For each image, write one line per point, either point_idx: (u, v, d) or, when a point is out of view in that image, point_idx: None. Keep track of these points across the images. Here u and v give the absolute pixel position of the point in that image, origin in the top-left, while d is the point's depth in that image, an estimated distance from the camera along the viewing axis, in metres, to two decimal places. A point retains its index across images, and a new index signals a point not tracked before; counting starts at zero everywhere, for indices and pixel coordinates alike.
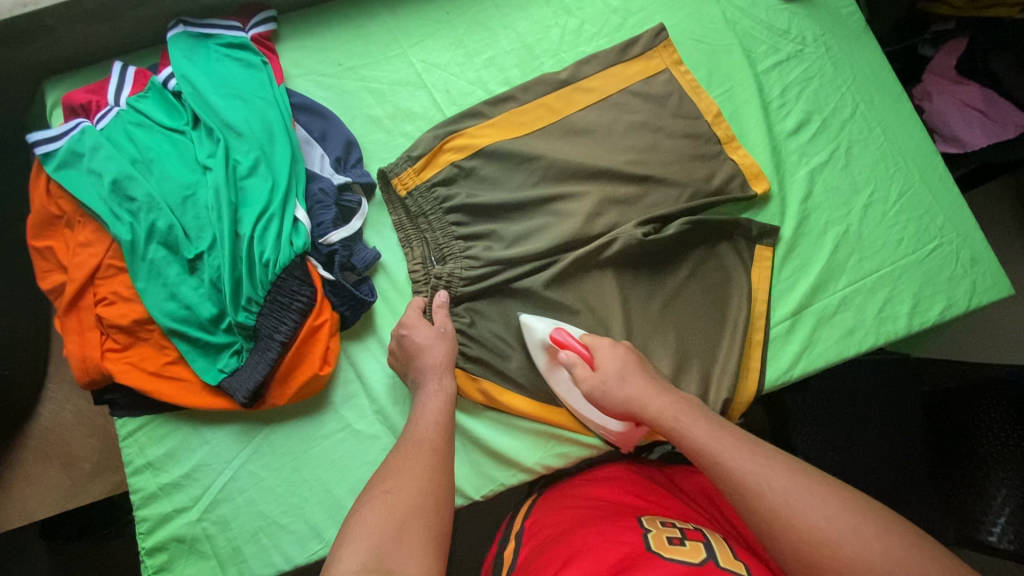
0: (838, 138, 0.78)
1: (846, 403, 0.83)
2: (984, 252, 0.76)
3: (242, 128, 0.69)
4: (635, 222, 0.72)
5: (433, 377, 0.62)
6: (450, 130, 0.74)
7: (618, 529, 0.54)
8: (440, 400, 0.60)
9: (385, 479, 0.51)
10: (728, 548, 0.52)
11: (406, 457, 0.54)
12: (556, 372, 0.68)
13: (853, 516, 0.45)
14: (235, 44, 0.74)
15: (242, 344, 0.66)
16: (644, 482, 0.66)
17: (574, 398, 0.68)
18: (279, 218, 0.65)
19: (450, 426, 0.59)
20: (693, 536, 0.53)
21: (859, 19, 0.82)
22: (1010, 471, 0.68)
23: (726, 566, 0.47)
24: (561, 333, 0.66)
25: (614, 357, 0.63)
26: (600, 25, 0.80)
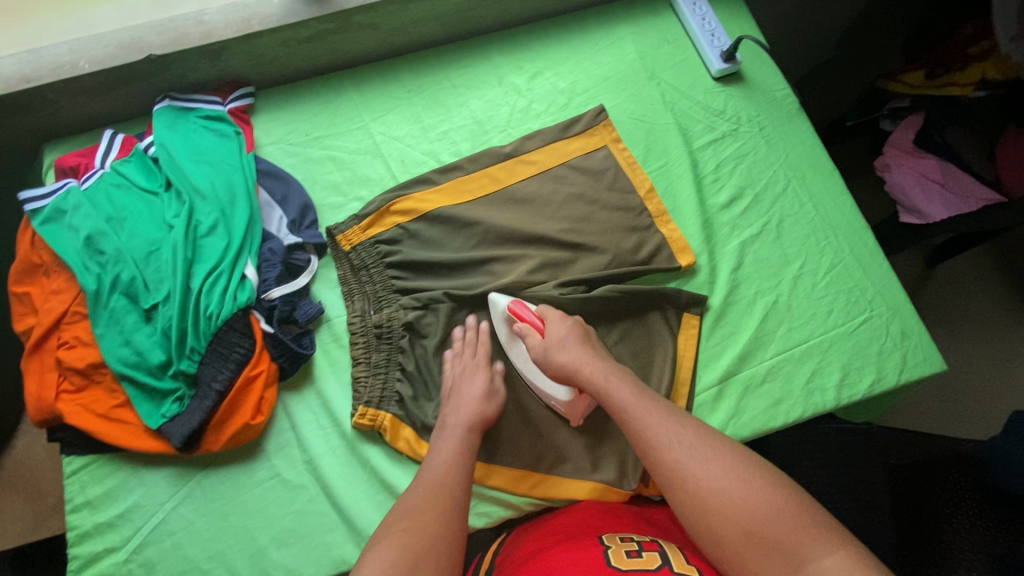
0: (770, 212, 0.81)
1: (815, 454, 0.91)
2: (914, 326, 0.77)
3: (207, 191, 0.76)
4: (556, 282, 0.77)
5: (459, 431, 0.65)
6: (398, 194, 0.80)
7: (585, 550, 0.56)
8: (455, 445, 0.63)
9: (399, 516, 0.55)
10: (680, 553, 0.56)
11: (415, 498, 0.57)
12: (514, 345, 0.74)
13: (742, 479, 0.52)
14: (213, 116, 0.83)
15: (184, 391, 0.70)
16: (605, 514, 0.66)
17: (529, 369, 0.73)
18: (228, 275, 0.71)
19: (464, 469, 0.62)
20: (650, 546, 0.56)
21: (793, 102, 0.88)
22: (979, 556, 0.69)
23: (680, 570, 0.52)
24: (519, 304, 0.72)
25: (579, 345, 0.67)
26: (547, 104, 0.87)
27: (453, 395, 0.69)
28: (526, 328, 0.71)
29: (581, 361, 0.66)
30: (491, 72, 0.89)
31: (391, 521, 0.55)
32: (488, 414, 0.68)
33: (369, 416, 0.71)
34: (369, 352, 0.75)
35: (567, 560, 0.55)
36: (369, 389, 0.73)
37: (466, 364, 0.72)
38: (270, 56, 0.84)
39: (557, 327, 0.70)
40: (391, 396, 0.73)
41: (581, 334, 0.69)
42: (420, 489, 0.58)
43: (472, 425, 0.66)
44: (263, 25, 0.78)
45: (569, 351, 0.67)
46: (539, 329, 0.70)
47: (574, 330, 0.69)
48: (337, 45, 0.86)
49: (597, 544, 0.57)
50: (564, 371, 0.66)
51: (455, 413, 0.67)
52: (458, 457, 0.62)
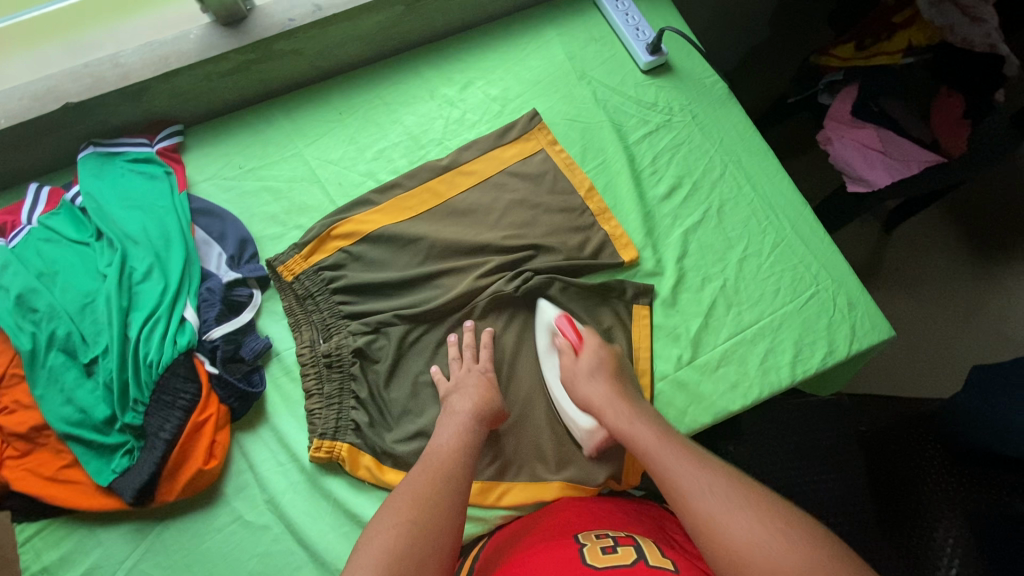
0: (710, 198, 0.82)
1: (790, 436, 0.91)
2: (860, 295, 0.78)
3: (140, 237, 0.74)
4: (508, 277, 0.77)
5: (465, 419, 0.65)
6: (338, 219, 0.79)
7: (560, 548, 0.57)
8: (458, 431, 0.63)
9: (398, 503, 0.54)
10: (656, 547, 0.57)
11: (417, 480, 0.57)
12: (550, 357, 0.74)
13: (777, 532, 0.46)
14: (141, 158, 0.81)
15: (133, 443, 0.68)
16: (579, 509, 0.66)
17: (559, 391, 0.73)
18: (166, 319, 0.69)
19: (466, 455, 0.61)
20: (625, 541, 0.57)
21: (722, 88, 0.89)
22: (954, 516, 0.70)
23: (655, 563, 0.53)
24: (568, 320, 0.73)
25: (620, 412, 0.63)
26: (481, 113, 0.87)
27: (458, 388, 0.69)
28: (564, 343, 0.72)
29: (627, 427, 0.61)
30: (422, 86, 0.89)
31: (390, 508, 0.54)
32: (493, 408, 0.68)
33: (325, 448, 0.70)
34: (321, 383, 0.73)
35: (543, 561, 0.55)
36: (324, 421, 0.71)
37: (465, 364, 0.72)
38: (193, 93, 0.82)
39: (594, 374, 0.68)
40: (346, 425, 0.72)
41: (616, 387, 0.66)
42: (421, 474, 0.57)
43: (476, 414, 0.66)
44: (180, 62, 0.77)
45: (610, 420, 0.63)
46: (576, 347, 0.71)
47: (604, 394, 0.65)
48: (262, 75, 0.85)
49: (573, 542, 0.57)
50: (587, 403, 0.67)
51: (460, 402, 0.67)
52: (461, 444, 0.62)
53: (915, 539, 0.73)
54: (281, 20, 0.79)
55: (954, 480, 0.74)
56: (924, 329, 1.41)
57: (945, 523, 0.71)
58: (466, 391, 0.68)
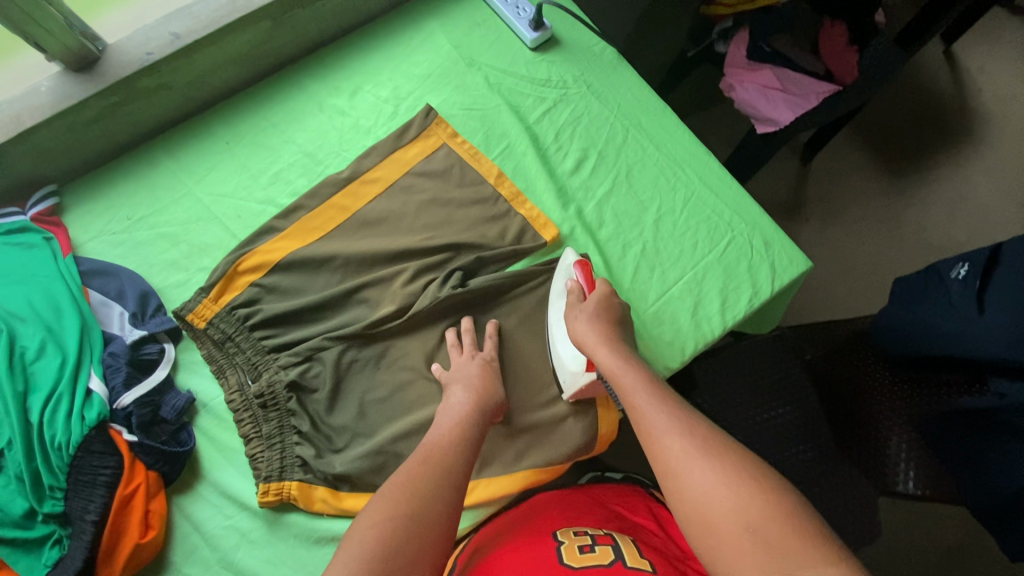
0: (617, 165, 0.82)
1: (744, 378, 0.89)
2: (775, 234, 0.80)
3: (25, 312, 0.68)
4: (437, 281, 0.75)
5: (473, 407, 0.64)
6: (243, 251, 0.75)
7: (538, 545, 0.58)
8: (458, 421, 0.63)
9: (388, 494, 0.54)
10: (634, 547, 0.58)
11: (410, 472, 0.56)
12: (556, 299, 0.74)
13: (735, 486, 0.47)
14: (13, 228, 0.74)
15: (60, 531, 0.62)
16: (563, 504, 0.67)
17: (557, 329, 0.72)
18: (69, 396, 0.64)
19: (466, 444, 0.60)
20: (603, 540, 0.58)
21: (611, 53, 0.89)
22: (907, 428, 0.82)
23: (633, 564, 0.53)
24: (585, 269, 0.70)
25: (614, 353, 0.62)
26: (375, 117, 0.85)
27: (456, 377, 0.68)
28: (574, 286, 0.70)
29: (616, 369, 0.61)
30: (310, 100, 0.85)
31: (382, 497, 0.53)
32: (496, 400, 0.67)
33: (272, 491, 0.66)
34: (258, 426, 0.69)
35: (522, 557, 0.57)
36: (267, 463, 0.67)
37: (468, 351, 0.71)
38: (59, 148, 0.76)
39: (597, 321, 0.66)
40: (292, 463, 0.68)
41: (609, 331, 0.65)
42: (415, 466, 0.57)
43: (481, 404, 0.65)
44: (35, 118, 0.71)
45: (602, 360, 0.63)
46: (586, 291, 0.70)
47: (598, 337, 0.64)
48: (133, 117, 0.79)
49: (552, 540, 0.59)
50: (581, 343, 0.65)
51: (462, 388, 0.67)
52: (461, 437, 0.61)
53: (877, 453, 0.82)
54: (138, 55, 0.73)
55: (900, 392, 0.84)
56: (851, 250, 1.49)
57: (898, 433, 0.82)
58: (468, 377, 0.68)
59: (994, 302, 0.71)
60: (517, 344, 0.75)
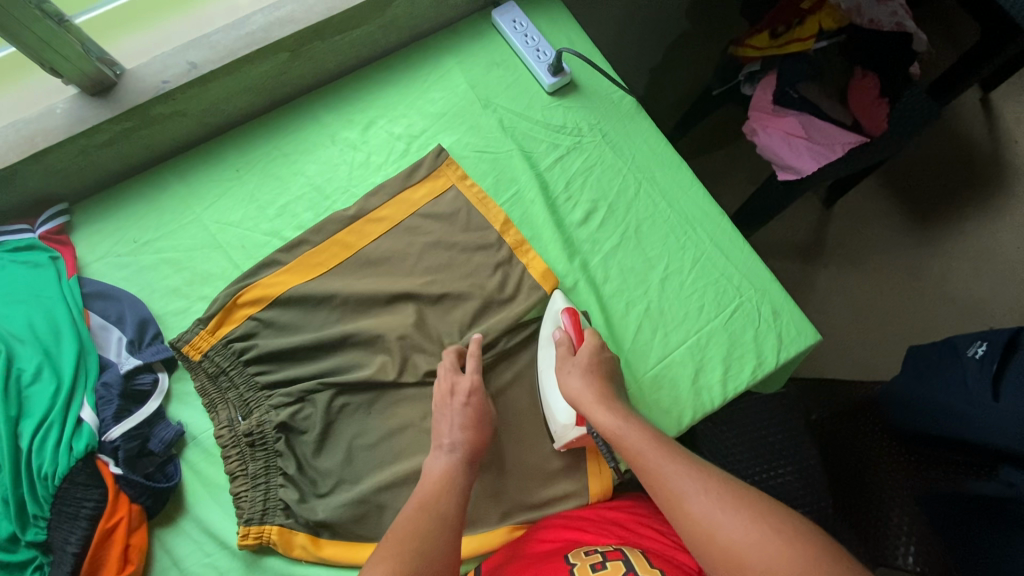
0: (627, 219, 0.81)
1: (753, 432, 0.84)
2: (785, 303, 0.77)
3: (25, 334, 0.69)
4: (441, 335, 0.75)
5: (461, 455, 0.64)
6: (243, 284, 0.75)
7: (550, 569, 0.58)
8: (445, 471, 0.63)
9: (395, 540, 0.56)
10: (644, 558, 0.58)
11: (407, 522, 0.58)
12: (546, 347, 0.74)
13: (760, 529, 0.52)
14: (22, 246, 0.75)
15: (42, 558, 0.63)
16: (575, 518, 0.67)
17: (548, 386, 0.71)
18: (60, 425, 0.65)
19: (454, 493, 0.62)
20: (614, 555, 0.57)
21: (630, 101, 0.87)
22: (909, 500, 0.78)
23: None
24: (573, 317, 0.71)
25: (611, 414, 0.63)
26: (386, 154, 0.84)
27: (442, 422, 0.66)
28: (563, 337, 0.70)
29: (617, 430, 0.62)
30: (322, 132, 0.85)
31: (382, 551, 0.56)
32: (480, 443, 0.66)
33: (253, 534, 0.66)
34: (245, 464, 0.69)
35: None
36: (250, 504, 0.67)
37: (460, 385, 0.68)
38: (72, 168, 0.77)
39: (589, 373, 0.66)
40: (275, 505, 0.68)
41: (603, 390, 0.65)
42: (411, 511, 0.59)
43: (468, 451, 0.65)
44: (48, 140, 0.71)
45: (602, 422, 0.63)
46: (575, 343, 0.70)
47: (594, 397, 0.64)
48: (146, 140, 0.80)
49: (564, 560, 0.58)
50: (574, 400, 0.65)
51: (451, 433, 0.65)
52: (449, 487, 0.62)
53: (876, 527, 0.77)
54: (155, 83, 0.74)
55: (904, 465, 0.81)
56: (868, 301, 1.45)
57: (900, 505, 0.77)
58: (456, 425, 0.66)
59: (1009, 388, 0.68)
60: (510, 398, 0.74)
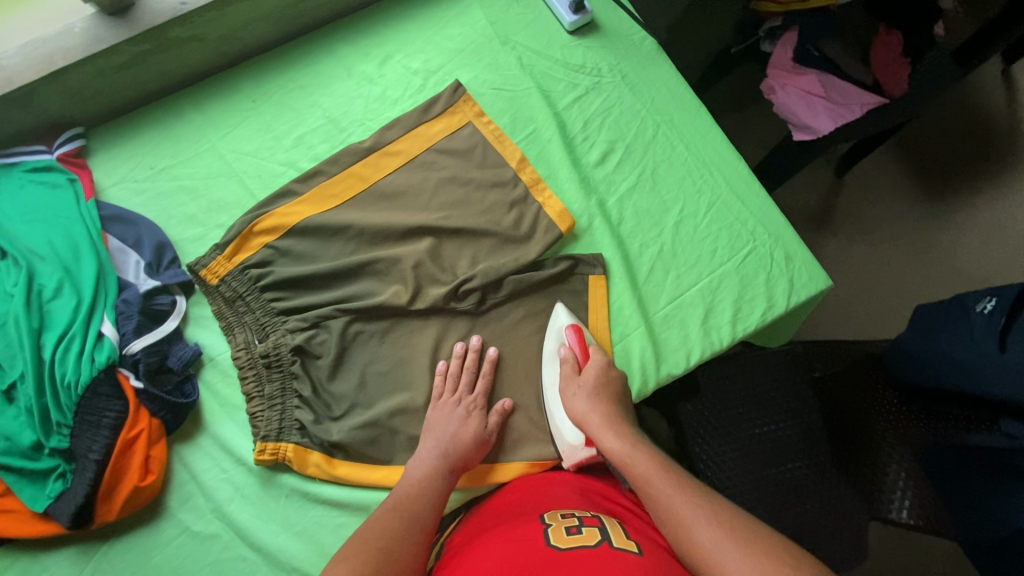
0: (643, 162, 0.80)
1: (752, 382, 0.82)
2: (798, 248, 0.78)
3: (46, 251, 0.69)
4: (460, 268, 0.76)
5: (441, 460, 0.64)
6: (260, 213, 0.75)
7: (523, 529, 0.56)
8: (427, 471, 0.63)
9: (360, 539, 0.54)
10: (621, 529, 0.56)
11: (382, 516, 0.57)
12: (551, 361, 0.73)
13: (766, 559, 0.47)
14: (40, 167, 0.76)
15: (65, 466, 0.64)
16: (547, 483, 0.67)
17: (554, 403, 0.72)
18: (81, 337, 0.66)
19: (432, 494, 0.61)
20: (590, 521, 0.56)
21: (651, 43, 0.86)
22: (905, 454, 0.80)
23: (619, 545, 0.51)
24: (577, 334, 0.71)
25: (619, 439, 0.63)
26: (402, 88, 0.83)
27: (433, 424, 0.68)
28: (567, 354, 0.70)
29: (628, 457, 0.61)
30: (339, 65, 0.84)
31: (356, 538, 0.54)
32: (466, 458, 0.66)
33: (269, 450, 0.68)
34: (261, 385, 0.71)
35: (509, 540, 0.54)
36: (267, 423, 0.69)
37: (464, 398, 0.69)
38: (89, 90, 0.76)
39: (595, 396, 0.66)
40: (291, 425, 0.69)
41: (609, 411, 0.65)
42: (386, 509, 0.58)
43: (450, 458, 0.65)
44: (67, 59, 0.71)
45: (605, 443, 0.64)
46: (580, 362, 0.70)
47: (600, 420, 0.64)
48: (162, 66, 0.79)
49: (538, 522, 0.57)
50: (580, 420, 0.66)
51: (442, 436, 0.66)
52: (427, 489, 0.61)
53: (875, 483, 0.80)
54: (173, 5, 0.73)
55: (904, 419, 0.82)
56: (874, 270, 1.45)
57: (897, 459, 0.80)
58: (448, 433, 0.66)
59: (1016, 339, 0.65)
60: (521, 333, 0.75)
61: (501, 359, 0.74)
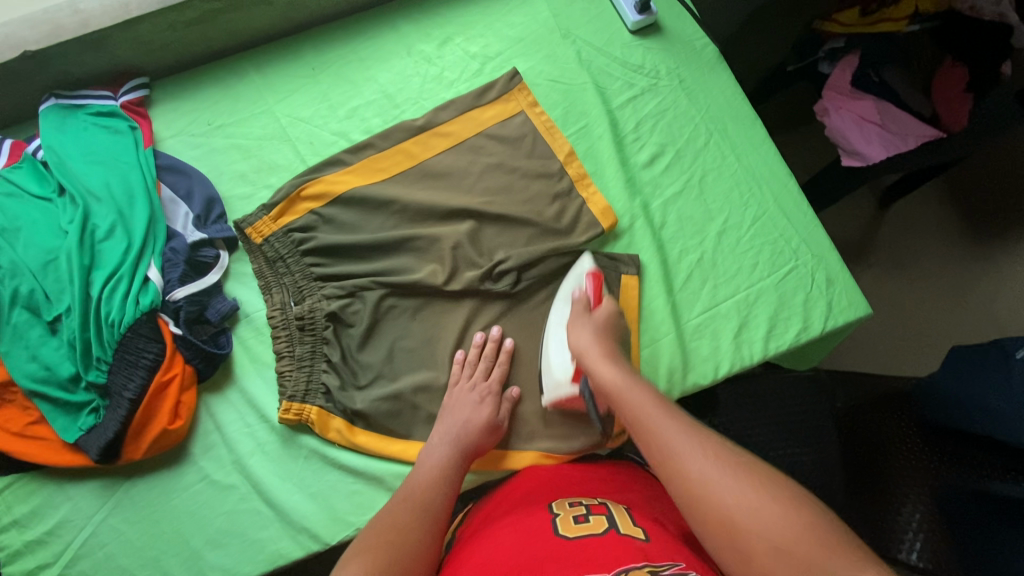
0: (692, 168, 0.80)
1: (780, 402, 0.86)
2: (840, 272, 0.76)
3: (102, 192, 0.72)
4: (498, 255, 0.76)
5: (454, 447, 0.64)
6: (309, 179, 0.77)
7: (530, 519, 0.55)
8: (439, 465, 0.62)
9: (373, 533, 0.53)
10: (628, 516, 0.54)
11: (392, 514, 0.56)
12: (559, 303, 0.74)
13: (772, 504, 0.44)
14: (104, 112, 0.78)
15: (99, 401, 0.67)
16: (559, 475, 0.66)
17: (556, 332, 0.72)
18: (128, 279, 0.68)
19: (445, 484, 0.61)
20: (597, 510, 0.55)
21: (712, 51, 0.85)
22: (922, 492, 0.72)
23: (626, 532, 0.50)
24: (596, 280, 0.71)
25: (617, 370, 0.60)
26: (459, 71, 0.84)
27: (449, 410, 0.68)
28: (581, 294, 0.70)
29: (623, 386, 0.58)
30: (399, 43, 0.85)
31: (366, 535, 0.53)
32: (479, 445, 0.66)
33: (294, 411, 0.69)
34: (292, 345, 0.72)
35: (517, 530, 0.53)
36: (294, 383, 0.70)
37: (480, 385, 0.69)
38: (159, 42, 0.79)
39: (600, 333, 0.65)
40: (317, 388, 0.71)
41: (610, 347, 0.64)
42: (396, 503, 0.57)
43: (463, 448, 0.65)
44: (141, 9, 0.73)
45: (602, 374, 0.60)
46: (591, 303, 0.69)
47: (600, 353, 0.62)
48: (231, 26, 0.81)
49: (546, 511, 0.56)
50: (580, 350, 0.64)
51: (458, 425, 0.66)
52: (440, 479, 0.61)
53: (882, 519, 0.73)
54: None
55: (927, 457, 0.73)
56: (907, 307, 1.42)
57: (912, 497, 0.72)
58: (461, 420, 0.66)
59: None
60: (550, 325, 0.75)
61: (527, 347, 0.75)
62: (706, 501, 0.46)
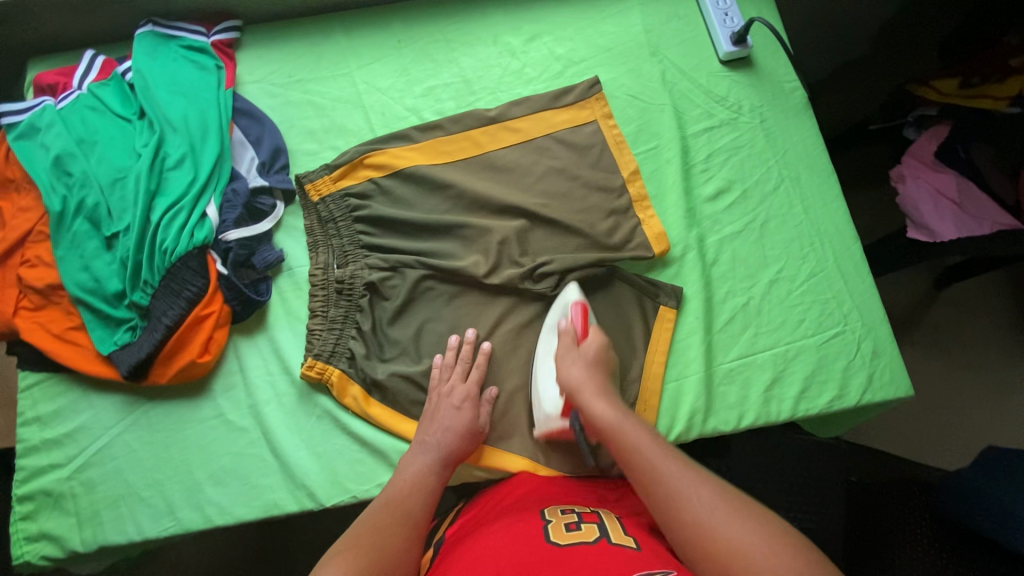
0: (756, 211, 0.78)
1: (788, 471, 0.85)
2: (887, 346, 0.74)
3: (179, 123, 0.74)
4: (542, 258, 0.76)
5: (441, 451, 0.64)
6: (374, 148, 0.78)
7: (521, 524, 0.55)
8: (420, 473, 0.62)
9: (358, 532, 0.53)
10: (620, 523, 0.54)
11: (376, 517, 0.56)
12: (550, 333, 0.73)
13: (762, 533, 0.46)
14: (195, 46, 0.81)
15: (138, 321, 0.69)
16: (553, 484, 0.65)
17: (545, 364, 0.71)
18: (188, 211, 0.70)
19: (427, 492, 0.60)
20: (590, 518, 0.54)
21: (801, 96, 0.83)
22: None
23: (617, 541, 0.50)
24: (583, 312, 0.70)
25: (610, 407, 0.61)
26: (541, 70, 0.84)
27: (433, 413, 0.67)
28: (568, 326, 0.69)
29: (617, 421, 0.59)
30: (487, 31, 0.85)
31: (349, 535, 0.53)
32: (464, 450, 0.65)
33: (317, 369, 0.70)
34: (327, 306, 0.73)
35: (506, 535, 0.53)
36: (322, 342, 0.71)
37: (455, 388, 0.68)
38: None
39: (592, 367, 0.65)
40: (342, 352, 0.72)
41: (601, 382, 0.64)
42: (381, 506, 0.57)
43: (445, 454, 0.64)
44: None
45: (596, 410, 0.61)
46: (579, 335, 0.69)
47: (594, 387, 0.63)
48: None
49: (538, 518, 0.55)
50: (571, 388, 0.64)
51: (437, 433, 0.65)
52: (421, 486, 0.61)
53: None
54: None
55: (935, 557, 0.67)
56: (942, 394, 1.36)
57: None
58: (442, 427, 0.65)
59: None
60: None
61: None
62: (696, 528, 0.47)
